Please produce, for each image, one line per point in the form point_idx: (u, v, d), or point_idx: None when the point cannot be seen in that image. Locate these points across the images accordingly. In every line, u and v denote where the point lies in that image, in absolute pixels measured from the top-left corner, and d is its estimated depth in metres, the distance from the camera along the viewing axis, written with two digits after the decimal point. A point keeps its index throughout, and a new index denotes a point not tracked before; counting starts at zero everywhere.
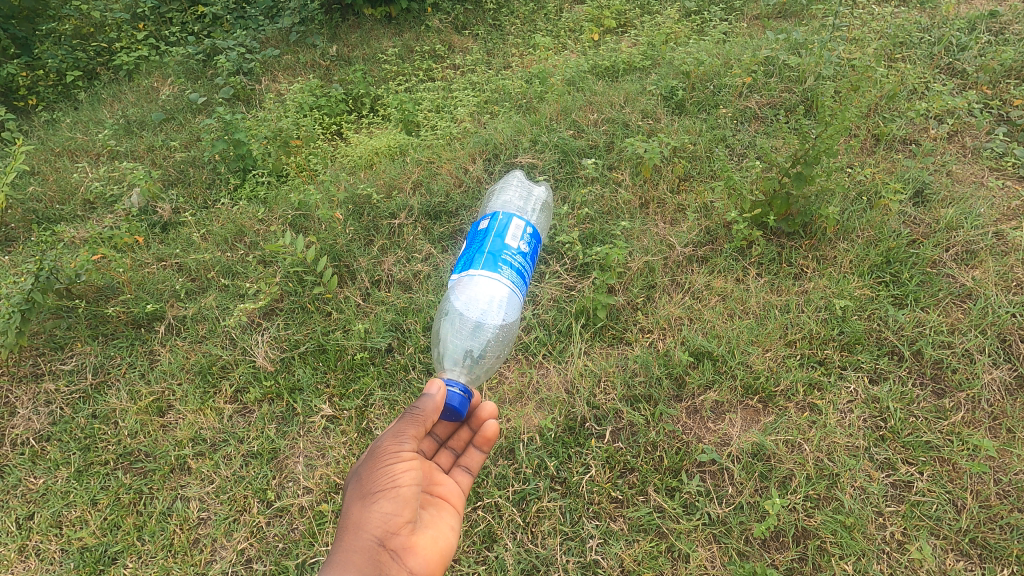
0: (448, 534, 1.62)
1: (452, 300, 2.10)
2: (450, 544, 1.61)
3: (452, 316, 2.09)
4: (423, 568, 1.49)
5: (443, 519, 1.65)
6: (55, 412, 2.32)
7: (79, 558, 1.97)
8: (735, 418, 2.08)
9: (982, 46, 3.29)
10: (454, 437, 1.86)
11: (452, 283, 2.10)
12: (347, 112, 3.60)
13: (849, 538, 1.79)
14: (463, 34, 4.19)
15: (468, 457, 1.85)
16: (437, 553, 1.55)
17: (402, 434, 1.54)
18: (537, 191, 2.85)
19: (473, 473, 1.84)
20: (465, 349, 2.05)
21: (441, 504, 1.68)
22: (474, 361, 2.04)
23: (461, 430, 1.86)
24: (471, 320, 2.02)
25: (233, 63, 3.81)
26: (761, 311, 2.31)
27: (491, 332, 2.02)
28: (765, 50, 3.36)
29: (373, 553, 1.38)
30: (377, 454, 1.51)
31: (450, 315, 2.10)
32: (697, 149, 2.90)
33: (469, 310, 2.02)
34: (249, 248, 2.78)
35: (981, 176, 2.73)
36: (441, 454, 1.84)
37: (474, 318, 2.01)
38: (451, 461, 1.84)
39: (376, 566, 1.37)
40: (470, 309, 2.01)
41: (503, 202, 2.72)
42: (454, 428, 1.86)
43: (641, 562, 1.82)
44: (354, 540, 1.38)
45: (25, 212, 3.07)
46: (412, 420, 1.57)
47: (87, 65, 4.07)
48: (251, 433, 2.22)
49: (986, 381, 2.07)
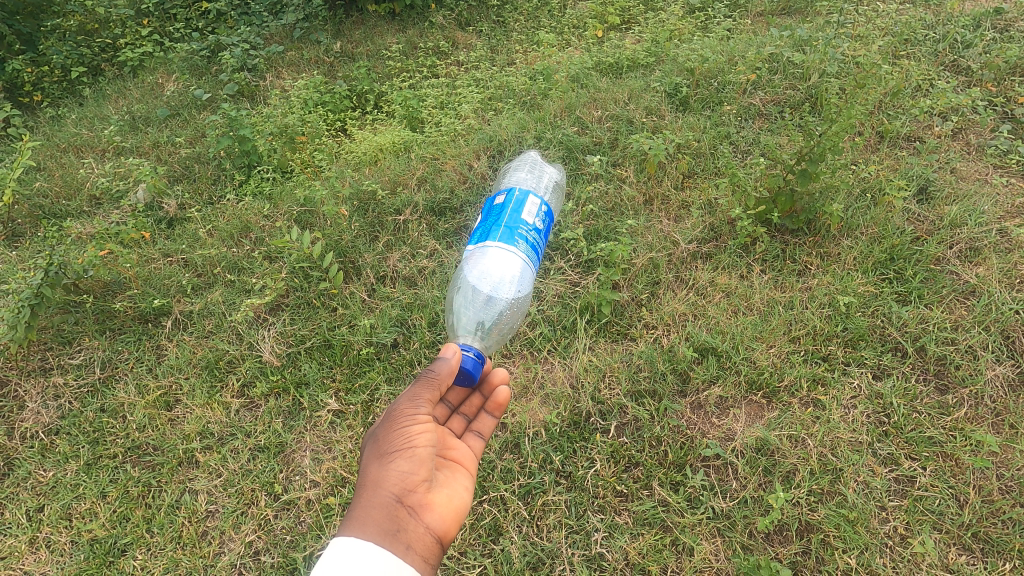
0: (464, 493, 1.64)
1: (465, 273, 2.13)
2: (465, 503, 1.61)
3: (465, 289, 2.13)
4: (441, 524, 1.51)
5: (458, 480, 1.66)
6: (64, 406, 2.34)
7: (89, 550, 1.99)
8: (739, 413, 2.09)
9: (986, 43, 3.28)
10: (466, 403, 1.88)
11: (466, 256, 2.14)
12: (352, 108, 3.61)
13: (852, 532, 1.80)
14: (467, 31, 4.19)
15: (479, 423, 1.87)
16: (454, 511, 1.56)
17: (418, 397, 1.59)
18: (550, 172, 2.91)
19: (485, 438, 1.86)
20: (477, 321, 2.07)
21: (455, 466, 1.70)
22: (484, 333, 2.07)
23: (472, 397, 1.89)
24: (483, 292, 2.05)
25: (238, 60, 3.83)
26: (765, 307, 2.33)
27: (503, 305, 2.05)
28: (769, 47, 3.36)
29: (390, 509, 1.42)
30: (393, 416, 1.56)
31: (464, 288, 2.13)
32: (701, 146, 2.91)
33: (482, 282, 2.05)
34: (255, 244, 2.80)
35: (985, 173, 2.74)
36: (453, 420, 1.85)
37: (487, 290, 2.04)
38: (464, 426, 1.86)
39: (394, 520, 1.40)
40: (484, 281, 2.04)
41: (515, 182, 2.76)
42: (466, 395, 1.88)
43: (645, 555, 1.84)
44: (372, 496, 1.43)
45: (32, 207, 3.09)
46: (426, 383, 1.60)
47: (91, 61, 4.08)
48: (258, 427, 2.24)
49: (989, 377, 2.08)
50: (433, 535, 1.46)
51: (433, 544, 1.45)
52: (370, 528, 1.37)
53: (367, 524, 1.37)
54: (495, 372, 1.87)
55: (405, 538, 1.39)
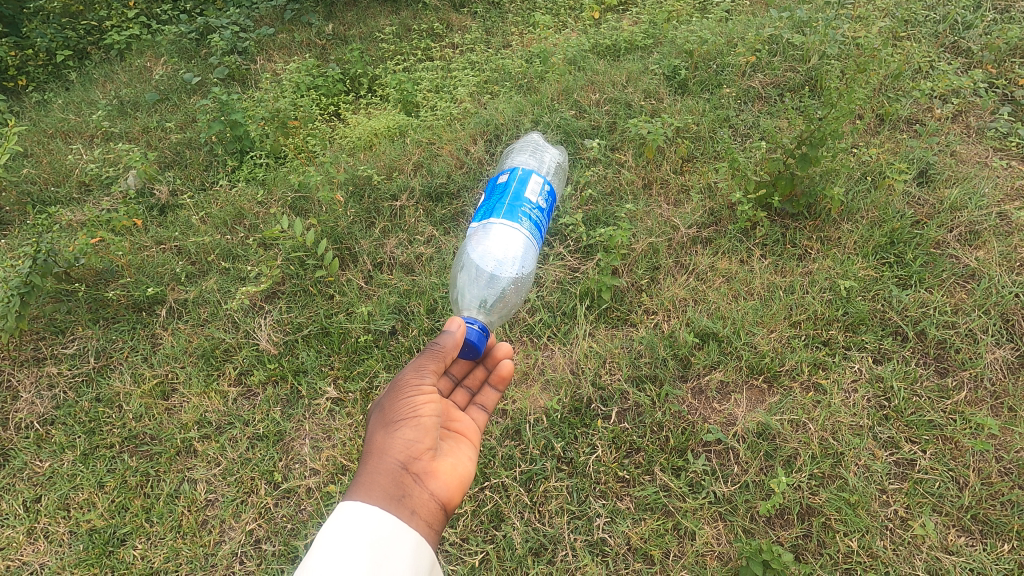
0: (468, 463, 1.63)
1: (468, 250, 2.15)
2: (469, 473, 1.60)
3: (468, 267, 2.14)
4: (445, 492, 1.49)
5: (462, 450, 1.65)
6: (59, 396, 2.31)
7: (88, 540, 1.98)
8: (740, 398, 2.09)
9: (987, 25, 3.26)
10: (470, 376, 1.88)
11: (469, 234, 2.16)
12: (345, 92, 3.55)
13: (854, 515, 1.81)
14: (462, 12, 4.11)
15: (483, 396, 1.86)
16: (458, 479, 1.55)
17: (423, 367, 1.58)
18: (552, 153, 2.91)
19: (489, 412, 1.86)
20: (480, 298, 2.07)
21: (459, 437, 1.69)
22: (488, 309, 2.07)
23: (476, 369, 1.88)
24: (487, 270, 2.05)
25: (228, 43, 3.76)
26: (765, 292, 2.32)
27: (506, 282, 2.06)
28: (769, 28, 3.31)
29: (395, 477, 1.40)
30: (398, 386, 1.55)
31: (466, 266, 2.15)
32: (700, 130, 2.88)
33: (486, 260, 2.06)
34: (249, 231, 2.76)
35: (985, 156, 2.72)
36: (457, 393, 1.85)
37: (490, 268, 2.05)
38: (467, 399, 1.85)
39: (399, 487, 1.39)
40: (487, 259, 2.05)
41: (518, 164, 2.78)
42: (470, 367, 1.88)
43: (647, 540, 1.84)
44: (378, 464, 1.42)
45: (20, 194, 3.03)
46: (431, 354, 1.60)
47: (77, 44, 3.98)
48: (257, 415, 2.22)
49: (989, 360, 2.08)
50: (438, 502, 1.45)
51: (438, 511, 1.44)
52: (377, 493, 1.35)
53: (374, 490, 1.36)
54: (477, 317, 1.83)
55: (411, 504, 1.38)
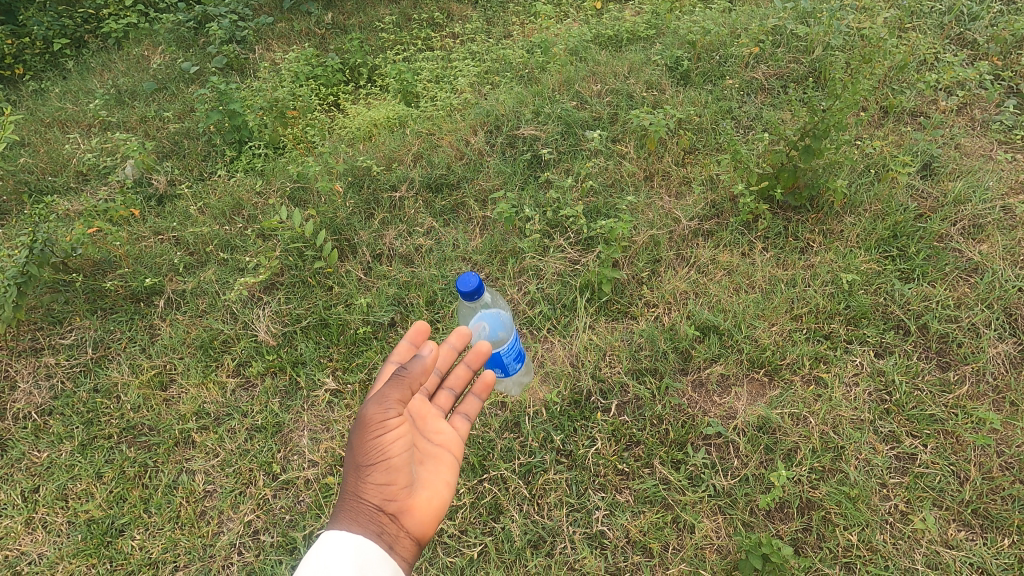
0: (445, 490, 1.59)
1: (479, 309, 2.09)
2: (445, 501, 1.58)
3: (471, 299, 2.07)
4: (421, 528, 1.50)
5: (439, 474, 1.61)
6: (57, 386, 2.30)
7: (86, 531, 1.97)
8: (740, 391, 2.08)
9: (993, 16, 3.22)
10: (453, 375, 1.82)
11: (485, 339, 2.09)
12: (344, 82, 3.52)
13: (854, 509, 1.81)
14: (463, 2, 4.07)
15: (467, 404, 1.81)
16: (433, 511, 1.54)
17: (388, 398, 1.47)
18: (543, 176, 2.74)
19: (472, 420, 1.81)
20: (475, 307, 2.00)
21: (438, 456, 1.64)
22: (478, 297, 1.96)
23: (459, 366, 1.81)
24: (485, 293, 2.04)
25: (226, 32, 3.73)
26: (767, 285, 2.30)
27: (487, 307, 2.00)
28: (773, 19, 3.28)
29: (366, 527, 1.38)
30: (366, 421, 1.44)
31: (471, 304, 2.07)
32: (702, 122, 2.86)
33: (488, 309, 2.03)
34: (248, 221, 2.75)
35: (990, 149, 2.70)
36: (440, 397, 1.80)
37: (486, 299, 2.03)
38: (450, 404, 1.80)
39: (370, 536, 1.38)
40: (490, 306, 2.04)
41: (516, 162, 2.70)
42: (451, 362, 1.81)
43: (647, 533, 1.84)
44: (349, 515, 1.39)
45: (17, 183, 3.01)
46: (397, 382, 1.50)
47: (74, 33, 3.94)
48: (255, 407, 2.21)
49: (991, 355, 2.06)
50: (412, 539, 1.46)
51: (412, 547, 1.46)
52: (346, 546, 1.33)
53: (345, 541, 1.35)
54: (464, 329, 1.82)
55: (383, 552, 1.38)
